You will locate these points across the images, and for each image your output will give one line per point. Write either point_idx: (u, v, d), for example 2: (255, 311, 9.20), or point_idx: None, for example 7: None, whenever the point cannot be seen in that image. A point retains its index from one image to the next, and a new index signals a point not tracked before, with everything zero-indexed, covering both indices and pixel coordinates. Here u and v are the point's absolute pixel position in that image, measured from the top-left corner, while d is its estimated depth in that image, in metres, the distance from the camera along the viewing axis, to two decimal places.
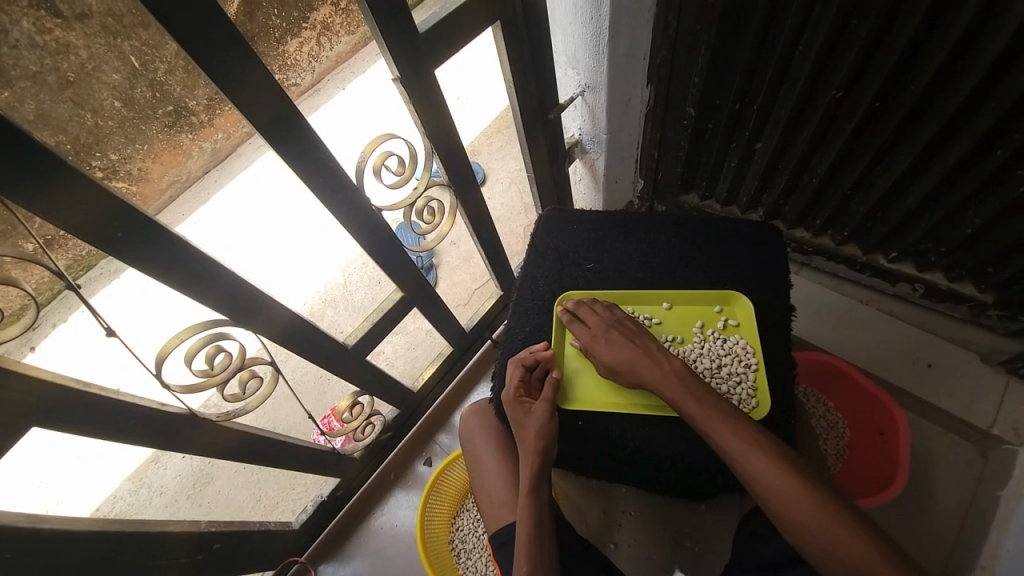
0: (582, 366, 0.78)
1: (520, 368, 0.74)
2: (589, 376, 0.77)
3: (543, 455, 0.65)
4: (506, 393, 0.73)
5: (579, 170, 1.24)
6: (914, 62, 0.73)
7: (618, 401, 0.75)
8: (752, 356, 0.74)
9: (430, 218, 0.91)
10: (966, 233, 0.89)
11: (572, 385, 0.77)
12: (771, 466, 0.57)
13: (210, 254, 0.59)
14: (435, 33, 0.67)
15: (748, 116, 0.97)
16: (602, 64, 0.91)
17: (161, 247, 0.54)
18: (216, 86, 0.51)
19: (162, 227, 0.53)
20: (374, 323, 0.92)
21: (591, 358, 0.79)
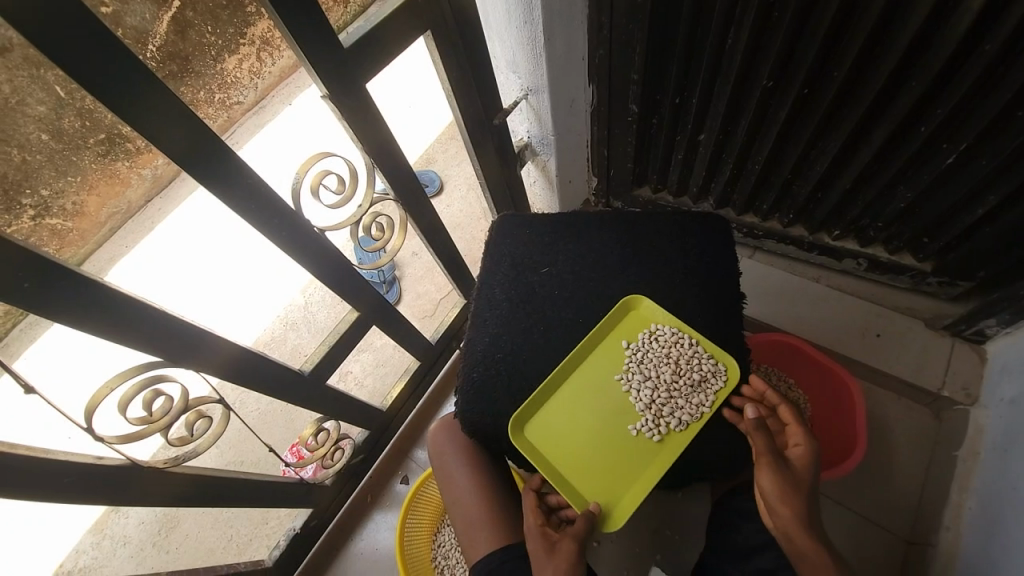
0: (589, 477, 0.68)
1: (533, 493, 0.68)
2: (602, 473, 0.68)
3: None
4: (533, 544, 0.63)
5: (532, 172, 1.25)
6: (836, 50, 0.76)
7: (643, 464, 0.68)
8: (683, 333, 0.74)
9: (379, 234, 0.89)
10: (900, 207, 0.93)
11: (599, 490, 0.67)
12: None
13: (137, 295, 0.56)
14: (362, 44, 0.65)
15: (688, 109, 0.99)
16: (541, 67, 0.91)
17: (82, 295, 0.51)
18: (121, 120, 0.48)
19: (79, 274, 0.50)
20: (332, 346, 0.88)
21: (576, 448, 0.69)
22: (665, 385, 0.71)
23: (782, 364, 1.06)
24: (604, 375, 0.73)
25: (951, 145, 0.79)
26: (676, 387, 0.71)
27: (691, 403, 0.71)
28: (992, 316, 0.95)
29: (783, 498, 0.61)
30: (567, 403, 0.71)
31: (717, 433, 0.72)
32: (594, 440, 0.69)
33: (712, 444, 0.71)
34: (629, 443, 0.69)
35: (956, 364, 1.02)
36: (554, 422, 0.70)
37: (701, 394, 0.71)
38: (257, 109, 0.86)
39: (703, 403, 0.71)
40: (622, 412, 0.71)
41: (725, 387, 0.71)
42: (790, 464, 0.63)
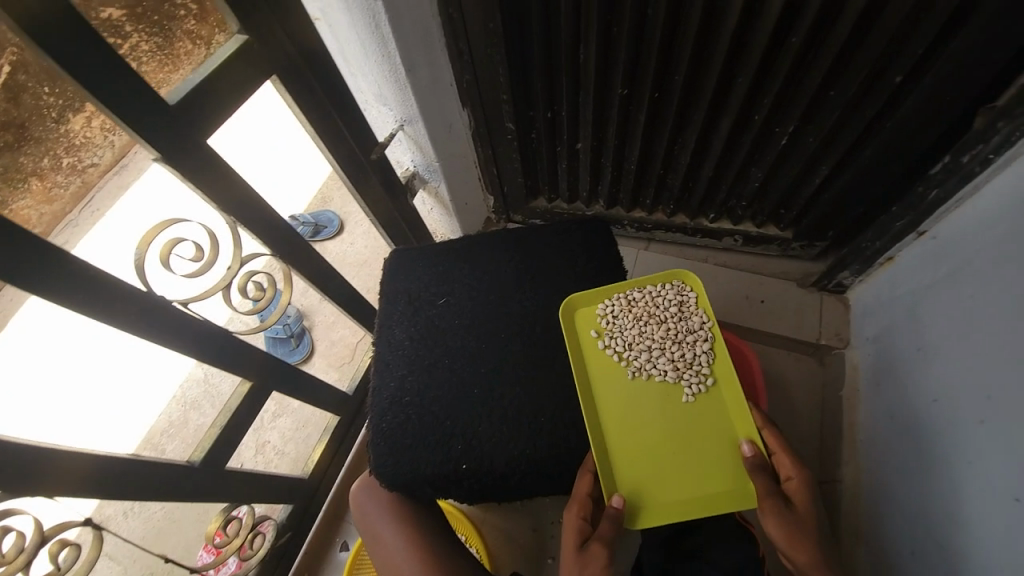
0: (713, 469, 0.62)
1: (590, 477, 0.63)
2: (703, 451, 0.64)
3: None
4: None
5: (426, 201, 1.21)
6: (673, 57, 0.84)
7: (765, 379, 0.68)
8: (625, 291, 0.74)
9: (259, 294, 0.84)
10: (756, 185, 1.05)
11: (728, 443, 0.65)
12: None
13: None
14: (201, 97, 0.60)
15: (561, 121, 1.03)
16: (410, 98, 0.89)
17: None
18: None
19: None
20: (223, 426, 0.81)
21: (670, 449, 0.64)
22: (676, 354, 0.69)
23: None
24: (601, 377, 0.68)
25: (782, 129, 0.90)
26: (667, 334, 0.71)
27: (688, 334, 0.71)
28: (845, 269, 1.08)
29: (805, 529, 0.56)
30: (629, 425, 0.65)
31: None
32: (674, 444, 0.64)
33: None
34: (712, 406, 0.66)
35: (827, 315, 1.16)
36: (617, 457, 0.64)
37: (689, 322, 0.71)
38: (118, 169, 0.60)
39: (698, 319, 0.71)
40: (662, 393, 0.67)
41: (696, 293, 0.73)
42: (794, 507, 0.58)
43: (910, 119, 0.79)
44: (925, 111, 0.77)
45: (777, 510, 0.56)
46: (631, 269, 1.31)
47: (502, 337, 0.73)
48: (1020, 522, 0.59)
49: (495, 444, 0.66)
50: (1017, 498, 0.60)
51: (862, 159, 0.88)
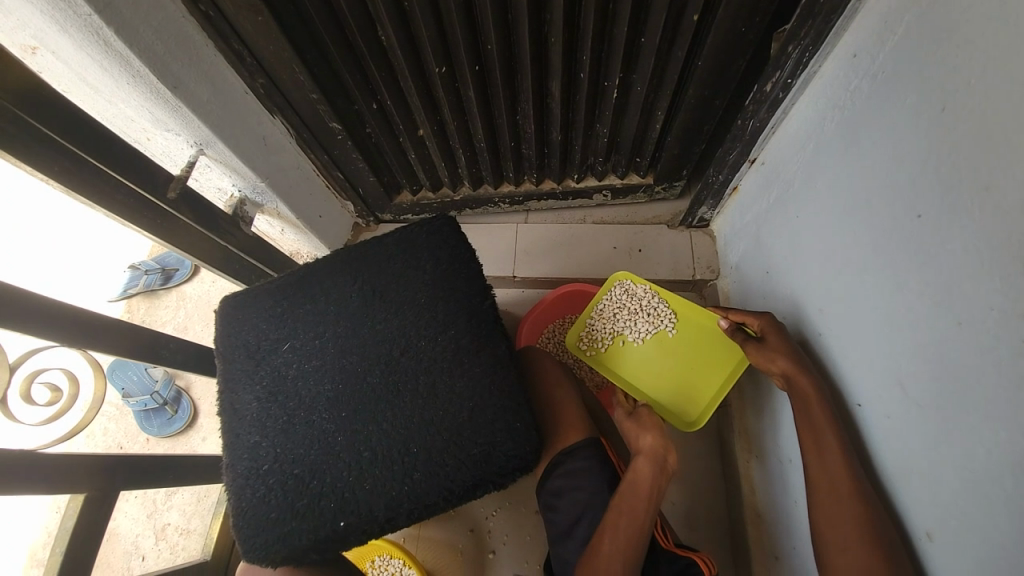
0: (720, 363, 0.92)
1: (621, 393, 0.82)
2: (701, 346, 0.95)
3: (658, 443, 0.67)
4: (647, 442, 0.68)
5: (271, 223, 1.07)
6: (479, 24, 0.77)
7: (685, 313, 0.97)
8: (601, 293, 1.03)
9: (53, 393, 0.70)
10: (605, 140, 1.04)
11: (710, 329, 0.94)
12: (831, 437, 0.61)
13: None
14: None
15: (391, 111, 0.94)
16: (193, 120, 0.75)
17: None
18: None
19: None
20: (61, 554, 0.69)
21: (688, 385, 0.94)
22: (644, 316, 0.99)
23: (579, 308, 1.14)
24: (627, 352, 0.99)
25: (609, 82, 0.88)
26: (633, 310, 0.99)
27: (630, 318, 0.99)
28: (704, 205, 1.12)
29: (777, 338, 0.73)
30: (656, 390, 0.95)
31: None
32: (701, 343, 0.95)
33: None
34: (677, 345, 0.96)
35: (699, 250, 1.21)
36: (684, 371, 0.95)
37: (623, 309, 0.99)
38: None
39: (633, 296, 0.99)
40: (661, 346, 0.98)
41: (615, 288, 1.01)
42: (766, 338, 0.74)
43: (717, 55, 0.80)
44: (727, 46, 0.78)
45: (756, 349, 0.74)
46: (513, 244, 1.28)
47: (358, 371, 0.66)
48: (859, 425, 0.63)
49: (369, 490, 0.61)
50: (856, 403, 0.64)
51: (688, 99, 0.89)
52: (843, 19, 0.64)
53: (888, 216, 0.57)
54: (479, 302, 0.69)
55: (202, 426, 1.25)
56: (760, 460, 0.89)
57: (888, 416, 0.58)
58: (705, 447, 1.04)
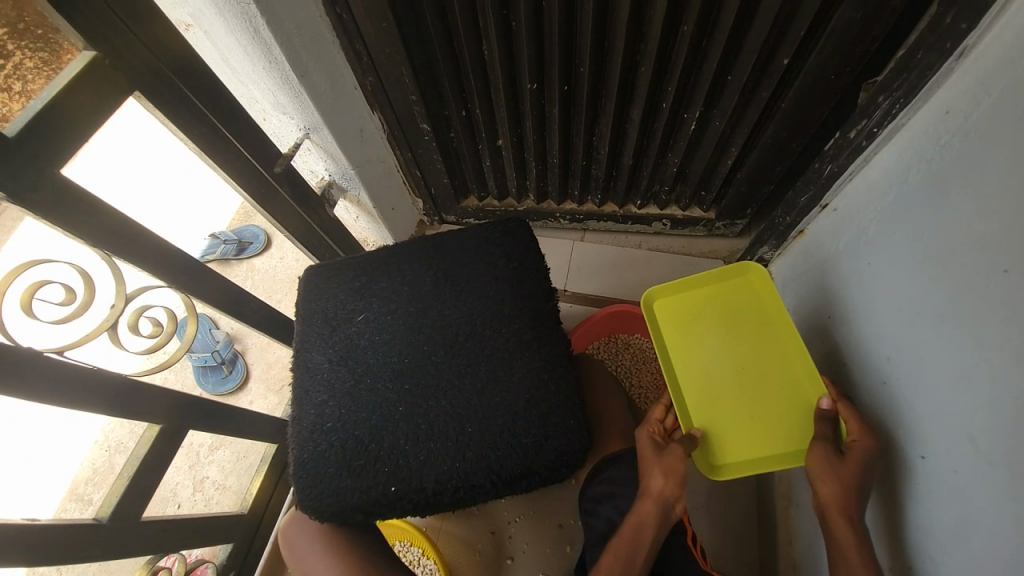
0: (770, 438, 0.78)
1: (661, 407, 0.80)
2: (767, 339, 0.84)
3: (681, 481, 0.65)
4: (660, 484, 0.64)
5: (349, 209, 1.15)
6: (575, 48, 0.83)
7: (721, 301, 0.90)
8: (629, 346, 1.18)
9: (155, 328, 0.79)
10: (674, 170, 1.07)
11: (766, 316, 0.86)
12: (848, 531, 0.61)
13: None
14: (50, 118, 0.54)
15: (477, 119, 1.01)
16: (308, 105, 0.83)
17: None
18: None
19: None
20: (132, 477, 0.75)
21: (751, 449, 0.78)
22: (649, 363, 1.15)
23: (626, 330, 1.16)
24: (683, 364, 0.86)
25: (690, 114, 0.92)
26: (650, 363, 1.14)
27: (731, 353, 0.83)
28: (765, 244, 1.12)
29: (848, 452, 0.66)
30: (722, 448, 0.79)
31: None
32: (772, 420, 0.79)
33: None
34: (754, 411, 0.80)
35: None
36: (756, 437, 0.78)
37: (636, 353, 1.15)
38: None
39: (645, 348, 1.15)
40: (740, 398, 0.81)
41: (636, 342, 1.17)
42: (845, 450, 0.67)
43: (801, 99, 0.82)
44: (814, 90, 0.80)
45: (828, 449, 0.67)
46: (567, 260, 1.31)
47: (424, 349, 0.70)
48: (923, 479, 0.62)
49: (422, 462, 0.64)
50: (920, 456, 0.62)
51: (766, 139, 0.92)
52: (938, 76, 0.66)
53: (969, 269, 0.57)
54: (545, 303, 0.72)
55: (251, 389, 1.33)
56: (802, 508, 0.87)
57: (954, 473, 0.57)
58: (741, 489, 1.02)
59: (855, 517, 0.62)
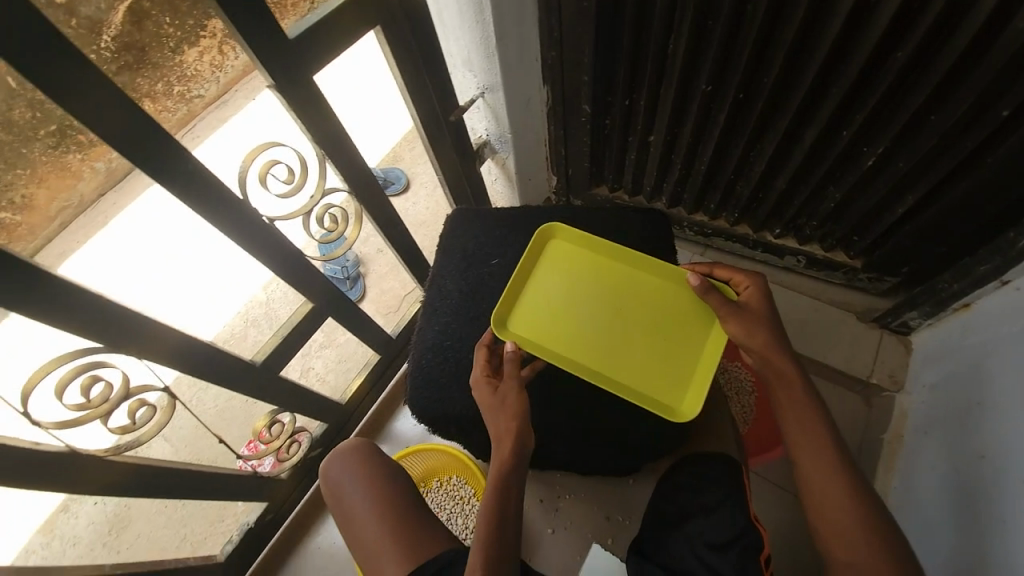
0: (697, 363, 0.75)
1: (486, 348, 0.76)
2: (621, 276, 0.82)
3: (523, 441, 0.67)
4: (506, 450, 0.66)
5: (492, 170, 1.28)
6: (764, 58, 0.82)
7: (555, 258, 0.84)
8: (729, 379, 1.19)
9: (332, 225, 0.90)
10: (829, 206, 1.01)
11: (593, 251, 0.84)
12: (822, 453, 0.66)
13: (105, 293, 0.59)
14: (321, 30, 0.67)
15: (637, 110, 1.03)
16: (495, 67, 0.93)
17: (39, 288, 0.52)
18: (72, 117, 0.49)
19: (40, 268, 0.51)
20: (285, 337, 0.89)
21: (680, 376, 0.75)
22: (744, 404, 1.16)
23: None
24: (565, 346, 0.77)
25: (869, 149, 0.86)
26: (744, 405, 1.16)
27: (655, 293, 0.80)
28: (913, 310, 1.03)
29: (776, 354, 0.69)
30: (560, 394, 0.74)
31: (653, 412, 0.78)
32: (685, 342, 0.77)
33: (648, 423, 0.79)
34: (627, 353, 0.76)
35: (884, 355, 1.12)
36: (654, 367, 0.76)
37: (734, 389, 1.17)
38: (220, 104, 0.67)
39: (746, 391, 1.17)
40: (614, 349, 0.76)
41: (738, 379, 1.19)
42: (749, 304, 0.72)
43: (1012, 158, 0.74)
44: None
45: (734, 312, 0.71)
46: None
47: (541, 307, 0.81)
48: None
49: None
50: None
51: (952, 195, 0.83)
52: None
53: None
54: None
55: None
56: None
57: None
58: None
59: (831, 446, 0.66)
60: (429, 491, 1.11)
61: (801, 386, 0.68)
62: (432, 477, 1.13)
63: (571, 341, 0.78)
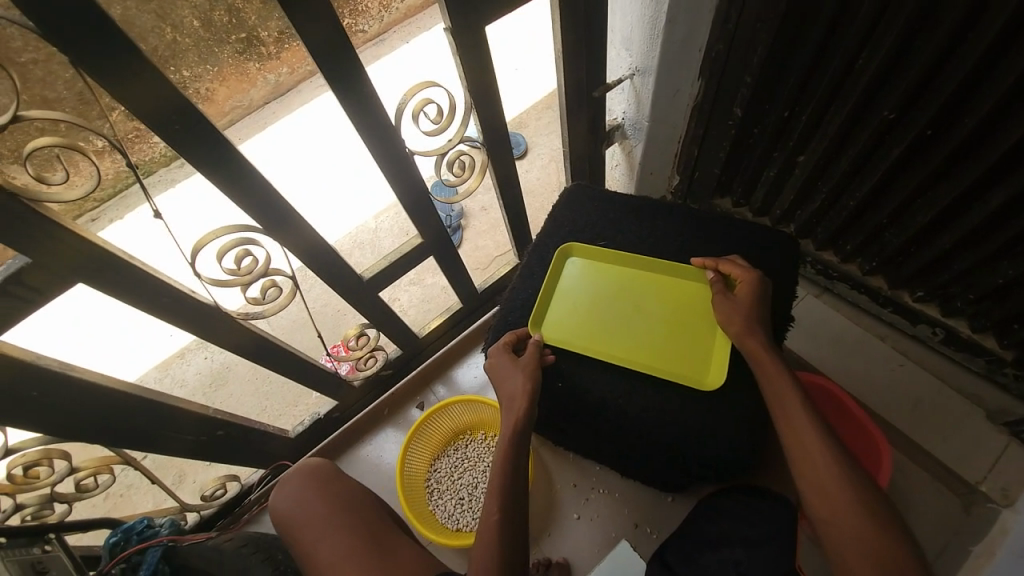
0: (707, 340, 0.82)
1: (512, 333, 0.84)
2: (639, 278, 0.90)
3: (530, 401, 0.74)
4: (516, 409, 0.73)
5: (617, 155, 1.24)
6: (975, 95, 0.71)
7: (581, 263, 0.92)
8: None
9: (459, 172, 0.93)
10: (996, 283, 0.87)
11: (620, 262, 0.91)
12: (814, 439, 0.64)
13: (269, 182, 0.68)
14: None
15: (794, 125, 0.95)
16: (655, 50, 0.89)
17: (224, 161, 0.61)
18: (291, 24, 0.55)
19: (229, 144, 0.60)
20: (392, 263, 0.95)
21: (699, 354, 0.81)
22: None
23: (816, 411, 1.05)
24: (594, 343, 0.84)
25: None
26: None
27: (663, 300, 0.87)
28: None
29: (747, 337, 0.73)
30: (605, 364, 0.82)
31: (720, 435, 0.76)
32: (686, 322, 0.85)
33: (716, 446, 0.76)
34: (639, 332, 0.84)
35: (1004, 465, 0.98)
36: (673, 347, 0.82)
37: None
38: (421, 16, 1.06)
39: None
40: (635, 333, 0.84)
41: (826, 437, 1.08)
42: (738, 294, 0.78)
43: None
44: None
45: (721, 291, 0.79)
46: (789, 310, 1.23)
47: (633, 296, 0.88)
48: None
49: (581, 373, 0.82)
50: None
51: None
52: None
53: None
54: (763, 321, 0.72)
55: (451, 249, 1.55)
56: None
57: None
58: None
59: (816, 432, 0.65)
60: (473, 440, 1.17)
61: (786, 381, 0.70)
62: (480, 428, 1.19)
63: (597, 336, 0.85)
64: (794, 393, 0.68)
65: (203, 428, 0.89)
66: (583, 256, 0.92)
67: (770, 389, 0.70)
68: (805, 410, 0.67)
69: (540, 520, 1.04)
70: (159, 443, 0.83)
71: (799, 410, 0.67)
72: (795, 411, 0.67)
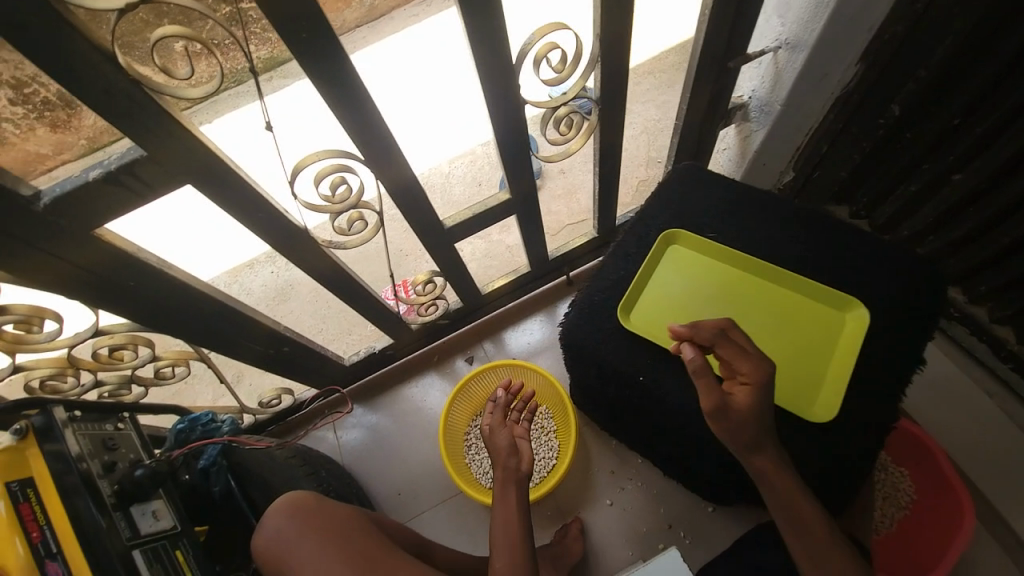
0: (821, 363, 0.77)
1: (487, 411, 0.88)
2: (748, 282, 0.82)
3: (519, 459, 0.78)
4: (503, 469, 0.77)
5: (730, 137, 1.12)
6: None
7: (684, 255, 0.85)
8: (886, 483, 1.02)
9: (565, 130, 0.86)
10: None
11: (731, 261, 0.83)
12: (818, 534, 0.66)
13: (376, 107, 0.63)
14: None
15: (960, 137, 0.81)
16: (817, 20, 0.76)
17: (337, 75, 0.57)
18: None
19: (345, 57, 0.56)
20: (475, 214, 0.91)
21: (813, 377, 0.76)
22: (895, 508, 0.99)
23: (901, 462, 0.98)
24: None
25: None
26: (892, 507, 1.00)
27: (772, 311, 0.80)
28: None
29: (743, 433, 0.65)
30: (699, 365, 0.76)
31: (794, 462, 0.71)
32: (800, 340, 0.79)
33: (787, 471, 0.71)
34: (746, 341, 0.78)
35: None
36: (782, 364, 0.77)
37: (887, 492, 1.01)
38: None
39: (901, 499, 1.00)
40: None
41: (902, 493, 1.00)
42: (732, 396, 0.66)
43: None
44: None
45: (712, 381, 0.66)
46: None
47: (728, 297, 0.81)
48: None
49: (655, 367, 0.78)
50: None
51: None
52: None
53: None
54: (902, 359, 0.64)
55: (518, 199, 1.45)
56: None
57: None
58: None
59: (821, 526, 0.67)
60: None
61: (787, 477, 0.66)
62: None
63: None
64: (804, 494, 0.67)
65: (272, 342, 0.91)
66: (686, 249, 0.85)
67: (778, 495, 0.67)
68: (808, 500, 0.67)
69: (570, 496, 1.04)
70: (231, 349, 0.86)
71: (810, 507, 0.67)
72: (806, 508, 0.67)
